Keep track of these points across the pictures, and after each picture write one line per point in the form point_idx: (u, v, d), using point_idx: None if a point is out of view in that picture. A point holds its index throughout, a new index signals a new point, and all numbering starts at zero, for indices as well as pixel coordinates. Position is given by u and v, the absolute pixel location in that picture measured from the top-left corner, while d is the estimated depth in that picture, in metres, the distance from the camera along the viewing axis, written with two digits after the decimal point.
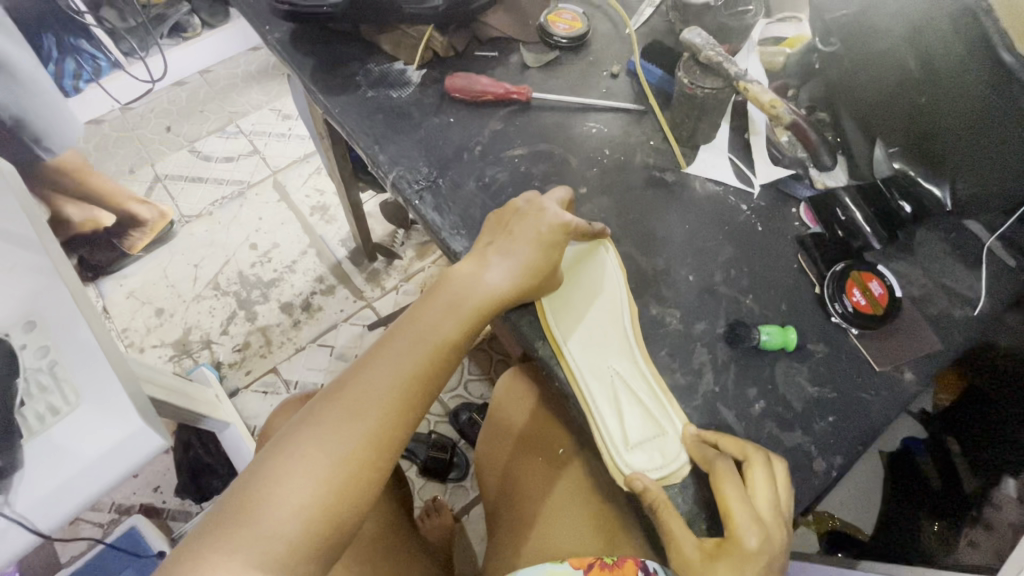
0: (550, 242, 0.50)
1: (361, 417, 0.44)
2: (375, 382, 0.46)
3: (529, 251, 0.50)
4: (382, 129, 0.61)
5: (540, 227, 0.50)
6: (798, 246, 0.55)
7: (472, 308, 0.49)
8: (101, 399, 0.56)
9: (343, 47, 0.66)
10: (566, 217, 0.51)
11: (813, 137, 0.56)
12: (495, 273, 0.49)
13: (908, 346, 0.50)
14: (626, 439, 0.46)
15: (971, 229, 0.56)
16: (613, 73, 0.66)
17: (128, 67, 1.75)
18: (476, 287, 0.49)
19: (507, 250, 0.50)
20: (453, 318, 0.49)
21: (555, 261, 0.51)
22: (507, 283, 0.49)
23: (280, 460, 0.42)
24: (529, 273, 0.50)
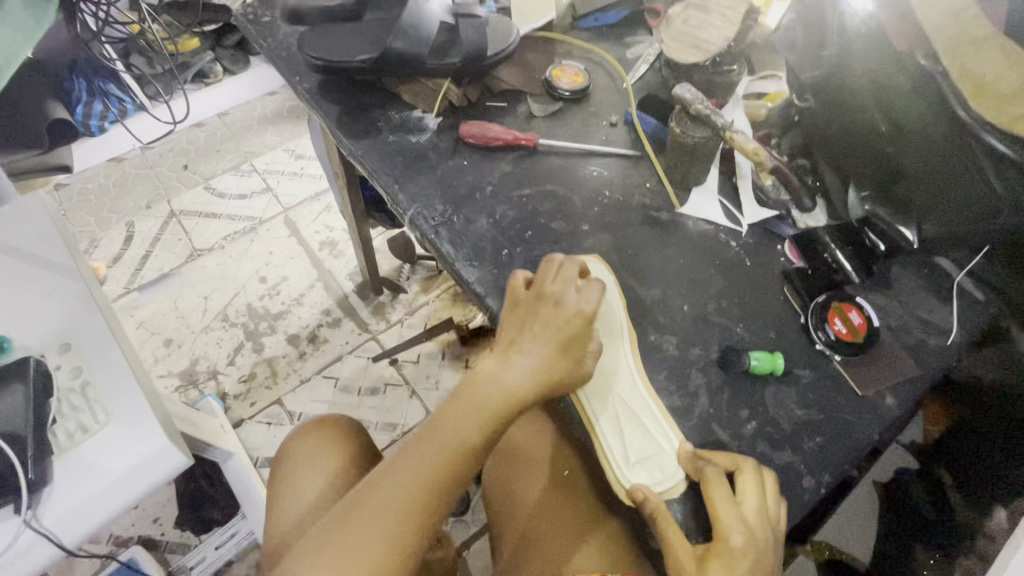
0: (571, 338, 0.51)
1: (382, 526, 0.47)
2: (398, 489, 0.48)
3: (553, 348, 0.50)
4: (401, 170, 0.67)
5: (562, 322, 0.51)
6: (783, 279, 0.59)
7: (493, 410, 0.50)
8: (129, 417, 0.59)
9: (367, 97, 0.73)
10: (588, 308, 0.51)
11: (796, 181, 0.62)
12: (515, 374, 0.50)
13: (888, 372, 0.54)
14: (626, 454, 0.49)
15: (942, 266, 0.61)
16: (612, 123, 0.72)
17: (152, 110, 1.84)
18: (502, 386, 0.50)
19: (528, 349, 0.51)
20: (475, 421, 0.49)
21: (580, 354, 0.51)
22: (527, 383, 0.50)
23: (312, 562, 0.46)
24: (550, 372, 0.50)
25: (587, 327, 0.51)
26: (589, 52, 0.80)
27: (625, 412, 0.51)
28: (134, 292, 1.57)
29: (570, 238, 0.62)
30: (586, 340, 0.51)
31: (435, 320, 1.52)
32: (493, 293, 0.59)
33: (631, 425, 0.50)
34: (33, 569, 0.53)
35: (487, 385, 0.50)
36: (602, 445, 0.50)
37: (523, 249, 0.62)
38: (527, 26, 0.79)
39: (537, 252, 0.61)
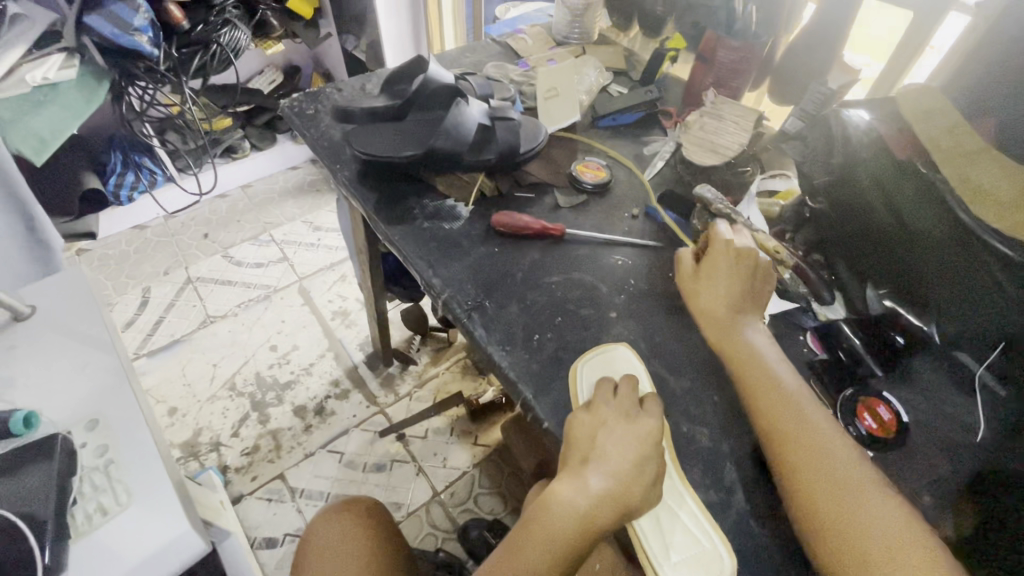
0: (641, 460, 0.50)
1: None
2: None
3: (621, 467, 0.49)
4: (435, 255, 0.70)
5: (629, 442, 0.50)
6: (808, 370, 0.61)
7: (566, 541, 0.48)
8: (152, 500, 0.58)
9: (403, 185, 0.78)
10: (652, 426, 0.51)
11: (813, 277, 0.66)
12: (589, 500, 0.48)
13: (922, 468, 0.54)
14: (665, 552, 0.47)
15: (960, 359, 0.61)
16: (634, 214, 0.77)
17: (180, 181, 1.93)
18: (573, 511, 0.48)
19: (600, 471, 0.49)
20: (550, 554, 0.48)
21: (648, 474, 0.49)
22: (602, 510, 0.48)
23: None
24: (625, 498, 0.48)
25: (655, 447, 0.51)
26: (609, 149, 0.87)
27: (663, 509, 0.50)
28: (143, 357, 1.57)
29: (599, 325, 0.64)
30: (656, 461, 0.50)
31: (444, 393, 1.51)
32: (525, 379, 0.60)
33: (670, 522, 0.49)
34: None
35: (560, 514, 0.49)
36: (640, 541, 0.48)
37: (554, 335, 0.63)
38: (551, 125, 0.86)
39: (567, 338, 0.63)
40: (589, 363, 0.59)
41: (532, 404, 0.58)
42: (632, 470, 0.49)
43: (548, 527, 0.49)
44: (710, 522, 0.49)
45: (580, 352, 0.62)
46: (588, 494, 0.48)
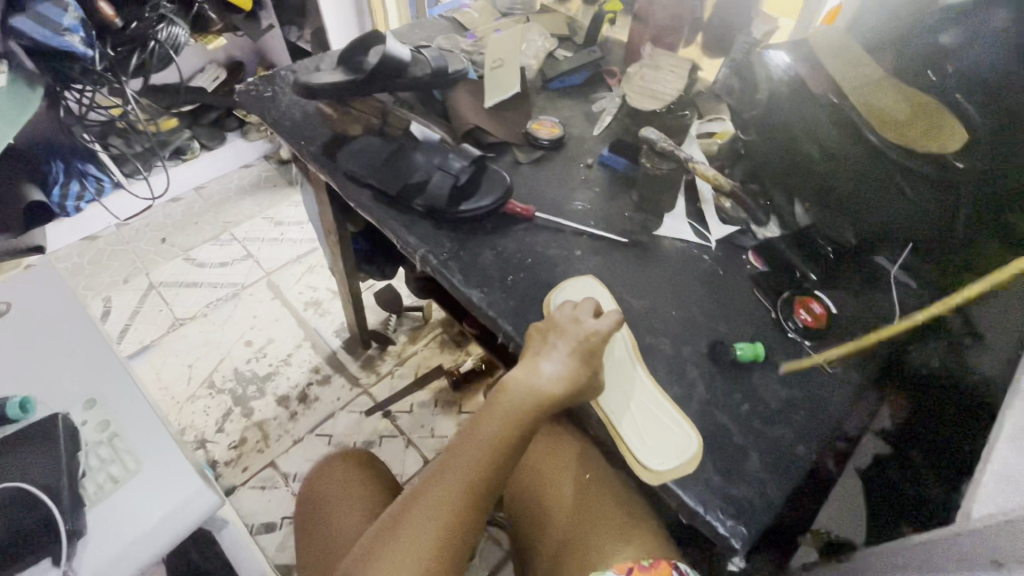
0: (588, 349, 0.56)
1: (433, 527, 0.49)
2: (450, 486, 0.51)
3: (571, 356, 0.55)
4: (408, 214, 0.74)
5: (579, 337, 0.56)
6: (752, 283, 0.69)
7: (520, 414, 0.53)
8: (159, 464, 0.61)
9: (389, 155, 0.77)
10: (601, 326, 0.57)
11: (749, 202, 0.74)
12: (541, 378, 0.54)
13: (849, 350, 0.64)
14: (641, 439, 0.55)
15: (878, 262, 0.71)
16: (588, 164, 0.83)
17: (129, 186, 1.87)
18: (531, 390, 0.54)
19: (552, 360, 0.55)
20: (505, 426, 0.53)
21: (595, 363, 0.56)
22: (556, 387, 0.54)
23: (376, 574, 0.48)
24: (574, 380, 0.54)
25: (603, 344, 0.57)
26: (560, 109, 0.92)
27: (625, 397, 0.58)
28: None
29: (566, 263, 0.70)
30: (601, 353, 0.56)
31: (425, 368, 1.55)
32: (503, 315, 0.65)
33: (630, 407, 0.57)
34: None
35: (518, 392, 0.54)
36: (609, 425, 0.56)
37: (526, 275, 0.69)
38: (495, 96, 0.88)
39: (538, 277, 0.69)
40: (564, 292, 0.66)
41: (513, 335, 0.64)
42: (581, 358, 0.55)
43: (510, 402, 0.53)
44: (669, 404, 0.57)
45: (551, 287, 0.68)
46: (543, 375, 0.54)
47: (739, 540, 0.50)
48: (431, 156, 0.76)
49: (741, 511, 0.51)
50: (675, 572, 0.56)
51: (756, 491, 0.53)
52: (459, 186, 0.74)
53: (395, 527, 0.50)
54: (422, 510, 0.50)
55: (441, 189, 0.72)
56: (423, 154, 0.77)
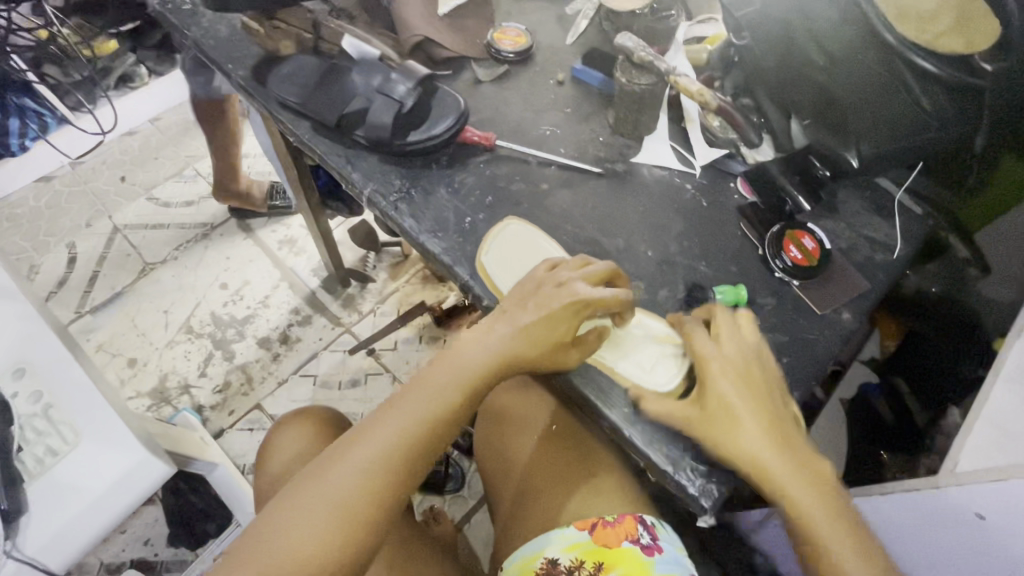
0: (558, 315, 0.49)
1: (383, 456, 0.46)
2: (405, 416, 0.47)
3: (540, 321, 0.49)
4: (353, 149, 0.65)
5: (552, 301, 0.50)
6: (739, 215, 0.61)
7: (470, 373, 0.49)
8: (101, 434, 0.57)
9: (322, 77, 0.66)
10: (581, 292, 0.49)
11: (741, 121, 0.63)
12: (496, 338, 0.50)
13: (840, 291, 0.56)
14: (640, 362, 0.52)
15: (882, 185, 0.63)
16: (559, 80, 0.72)
17: (77, 121, 1.72)
18: (494, 341, 0.50)
19: (519, 322, 0.50)
20: (452, 384, 0.49)
21: (564, 334, 0.49)
22: (524, 346, 0.49)
23: (318, 499, 0.44)
24: (541, 344, 0.49)
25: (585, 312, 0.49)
26: (529, 13, 0.79)
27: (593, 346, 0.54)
28: (87, 315, 1.50)
29: (531, 200, 0.62)
30: (577, 322, 0.50)
31: (408, 305, 1.51)
32: (459, 262, 0.59)
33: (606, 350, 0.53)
34: None
35: (482, 340, 0.50)
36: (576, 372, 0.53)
37: (486, 215, 0.61)
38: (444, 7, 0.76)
39: (499, 216, 0.61)
40: (495, 254, 0.59)
41: (471, 286, 0.58)
42: (554, 323, 0.49)
43: (474, 349, 0.50)
44: (650, 318, 0.54)
45: (513, 228, 0.61)
46: (510, 333, 0.50)
47: (709, 500, 0.46)
48: (369, 77, 0.65)
49: (712, 469, 0.48)
50: (639, 526, 0.55)
51: None
52: (404, 113, 0.63)
53: (323, 469, 0.46)
54: (374, 438, 0.46)
55: (383, 119, 0.62)
56: (360, 74, 0.65)
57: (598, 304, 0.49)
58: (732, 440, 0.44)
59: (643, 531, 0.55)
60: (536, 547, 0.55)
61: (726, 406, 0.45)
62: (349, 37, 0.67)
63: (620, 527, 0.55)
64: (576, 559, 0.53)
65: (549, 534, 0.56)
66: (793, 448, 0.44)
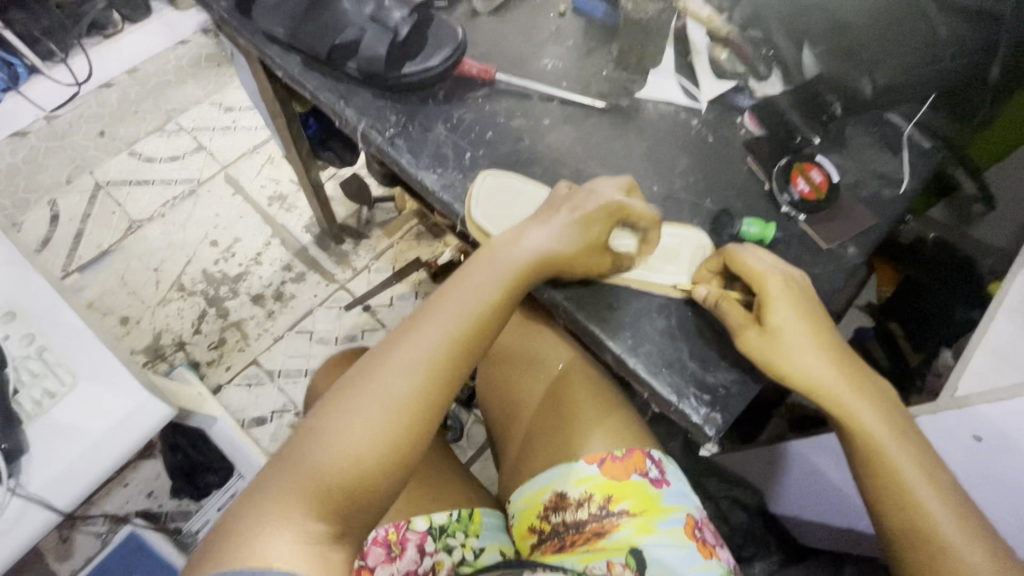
0: (590, 220, 0.50)
1: (427, 359, 0.44)
2: (445, 320, 0.46)
3: (573, 224, 0.50)
4: (345, 84, 0.62)
5: (585, 205, 0.51)
6: (746, 151, 0.59)
7: (509, 273, 0.49)
8: (98, 375, 0.56)
9: (310, 4, 0.61)
10: (618, 196, 0.51)
11: (750, 51, 0.62)
12: (529, 241, 0.50)
13: (847, 224, 0.55)
14: (663, 262, 0.53)
15: (893, 121, 0.61)
16: (560, 13, 0.68)
17: (50, 72, 1.66)
18: (522, 247, 0.50)
19: (548, 228, 0.50)
20: (492, 284, 0.48)
21: (598, 233, 0.50)
22: (557, 248, 0.50)
23: (365, 404, 0.43)
24: (572, 244, 0.50)
25: (619, 211, 0.51)
26: None
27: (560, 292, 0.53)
28: (74, 274, 1.47)
29: (532, 135, 0.60)
30: (611, 226, 0.51)
31: (403, 261, 1.49)
32: (459, 199, 0.57)
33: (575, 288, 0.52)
34: (33, 533, 0.53)
35: (512, 247, 0.50)
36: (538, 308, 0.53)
37: (486, 150, 0.59)
38: None
39: (499, 153, 0.59)
40: (479, 205, 0.56)
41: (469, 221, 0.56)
42: (586, 225, 0.50)
43: (502, 257, 0.49)
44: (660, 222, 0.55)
45: (514, 165, 0.59)
46: (541, 239, 0.50)
47: (712, 428, 0.47)
48: (360, 4, 0.61)
49: (716, 398, 0.48)
50: (647, 460, 0.56)
51: (733, 377, 0.49)
52: (399, 43, 0.60)
53: (371, 372, 0.44)
54: (414, 342, 0.45)
55: (377, 50, 0.59)
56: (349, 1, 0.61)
57: (628, 214, 0.50)
58: (786, 351, 0.45)
59: (651, 466, 0.55)
60: (546, 481, 0.56)
61: (780, 326, 0.45)
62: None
63: (628, 462, 0.55)
64: (585, 492, 0.54)
65: (558, 469, 0.56)
66: (837, 353, 0.46)
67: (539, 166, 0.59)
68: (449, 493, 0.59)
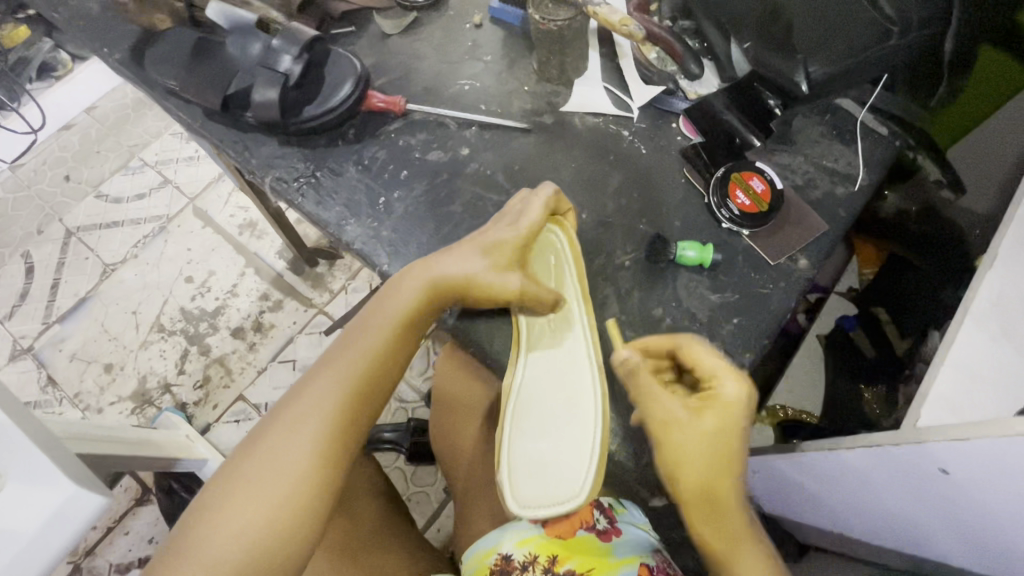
0: (497, 246, 0.45)
1: (321, 407, 0.41)
2: (339, 363, 0.43)
3: (478, 249, 0.46)
4: (248, 132, 0.58)
5: (493, 229, 0.46)
6: (682, 159, 0.54)
7: (398, 309, 0.45)
8: (31, 471, 0.50)
9: (198, 50, 0.57)
10: (532, 214, 0.46)
11: (679, 49, 0.56)
12: (420, 272, 0.46)
13: (797, 234, 0.51)
14: (563, 264, 0.48)
15: (846, 106, 0.56)
16: (476, 23, 0.63)
17: (6, 122, 1.66)
18: (421, 276, 0.45)
19: (451, 255, 0.46)
20: (387, 323, 0.45)
21: (510, 257, 0.46)
22: (462, 279, 0.45)
23: (254, 467, 0.39)
24: (480, 276, 0.45)
25: (531, 238, 0.46)
26: None
27: (561, 385, 0.46)
28: (56, 325, 1.46)
29: (451, 168, 0.56)
30: (524, 246, 0.46)
31: None
32: (376, 248, 0.53)
33: (553, 367, 0.47)
34: None
35: (411, 278, 0.46)
36: (603, 404, 0.44)
37: (401, 192, 0.55)
38: None
39: (417, 193, 0.55)
40: (400, 259, 0.53)
41: (390, 272, 0.52)
42: (492, 252, 0.45)
43: (400, 290, 0.46)
44: (558, 233, 0.48)
45: (434, 206, 0.55)
46: (442, 266, 0.46)
47: None
48: (247, 44, 0.55)
49: None
50: (595, 511, 0.53)
51: None
52: (293, 86, 0.54)
53: (255, 442, 0.40)
54: (310, 393, 0.42)
55: (267, 95, 0.53)
56: (236, 38, 0.55)
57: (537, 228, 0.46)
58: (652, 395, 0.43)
59: (600, 516, 0.52)
60: (490, 541, 0.52)
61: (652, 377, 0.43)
62: (215, 3, 0.55)
63: (576, 516, 0.52)
64: (530, 554, 0.50)
65: (504, 529, 0.52)
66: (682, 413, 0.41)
67: (459, 203, 0.55)
68: (394, 565, 0.55)
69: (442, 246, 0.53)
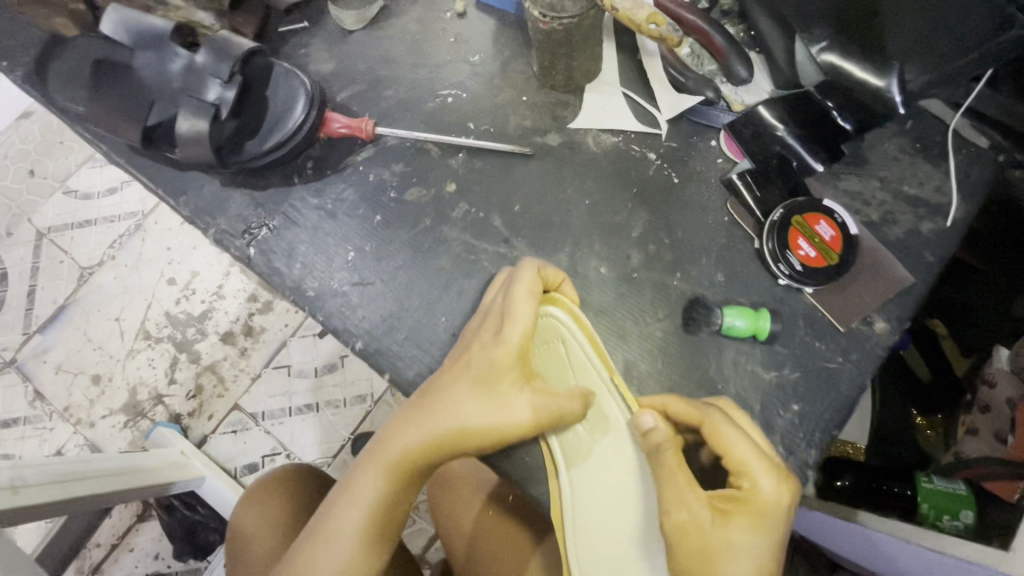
0: (490, 373, 0.32)
1: None
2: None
3: (463, 384, 0.32)
4: (183, 172, 0.47)
5: (471, 346, 0.33)
6: (726, 191, 0.43)
7: (374, 489, 0.31)
8: None
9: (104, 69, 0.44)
10: (522, 312, 0.32)
11: (718, 40, 0.41)
12: (395, 430, 0.32)
13: (874, 288, 0.40)
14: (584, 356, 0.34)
15: (932, 110, 0.44)
16: (459, 12, 0.50)
17: None
18: (394, 434, 0.32)
19: (431, 391, 0.32)
20: (361, 510, 0.31)
21: (508, 385, 0.32)
22: (451, 430, 0.31)
23: None
24: (474, 423, 0.31)
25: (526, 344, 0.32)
26: None
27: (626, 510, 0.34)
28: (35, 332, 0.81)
29: (436, 210, 0.45)
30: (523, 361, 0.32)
31: None
32: (348, 320, 0.43)
33: (605, 484, 0.34)
34: None
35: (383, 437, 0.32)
36: None
37: (375, 244, 0.45)
38: None
39: (395, 244, 0.45)
40: (374, 334, 0.43)
41: (364, 352, 0.43)
42: (481, 382, 0.32)
43: (372, 459, 0.32)
44: (560, 313, 0.35)
45: (417, 260, 0.44)
46: (421, 418, 0.31)
47: None
48: (161, 62, 0.42)
49: None
50: None
51: None
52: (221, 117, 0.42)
53: None
54: None
55: (196, 126, 0.41)
56: (147, 55, 0.43)
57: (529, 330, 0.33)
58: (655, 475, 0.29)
59: None
60: None
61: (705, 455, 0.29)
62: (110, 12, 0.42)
63: None
64: None
65: None
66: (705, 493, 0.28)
67: (448, 255, 0.44)
68: None
69: (428, 315, 0.43)
